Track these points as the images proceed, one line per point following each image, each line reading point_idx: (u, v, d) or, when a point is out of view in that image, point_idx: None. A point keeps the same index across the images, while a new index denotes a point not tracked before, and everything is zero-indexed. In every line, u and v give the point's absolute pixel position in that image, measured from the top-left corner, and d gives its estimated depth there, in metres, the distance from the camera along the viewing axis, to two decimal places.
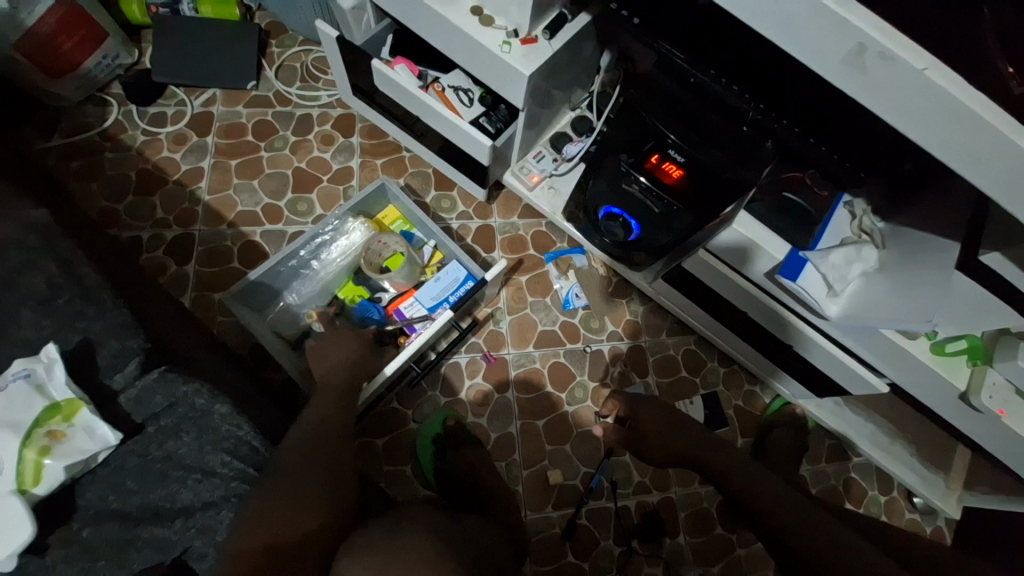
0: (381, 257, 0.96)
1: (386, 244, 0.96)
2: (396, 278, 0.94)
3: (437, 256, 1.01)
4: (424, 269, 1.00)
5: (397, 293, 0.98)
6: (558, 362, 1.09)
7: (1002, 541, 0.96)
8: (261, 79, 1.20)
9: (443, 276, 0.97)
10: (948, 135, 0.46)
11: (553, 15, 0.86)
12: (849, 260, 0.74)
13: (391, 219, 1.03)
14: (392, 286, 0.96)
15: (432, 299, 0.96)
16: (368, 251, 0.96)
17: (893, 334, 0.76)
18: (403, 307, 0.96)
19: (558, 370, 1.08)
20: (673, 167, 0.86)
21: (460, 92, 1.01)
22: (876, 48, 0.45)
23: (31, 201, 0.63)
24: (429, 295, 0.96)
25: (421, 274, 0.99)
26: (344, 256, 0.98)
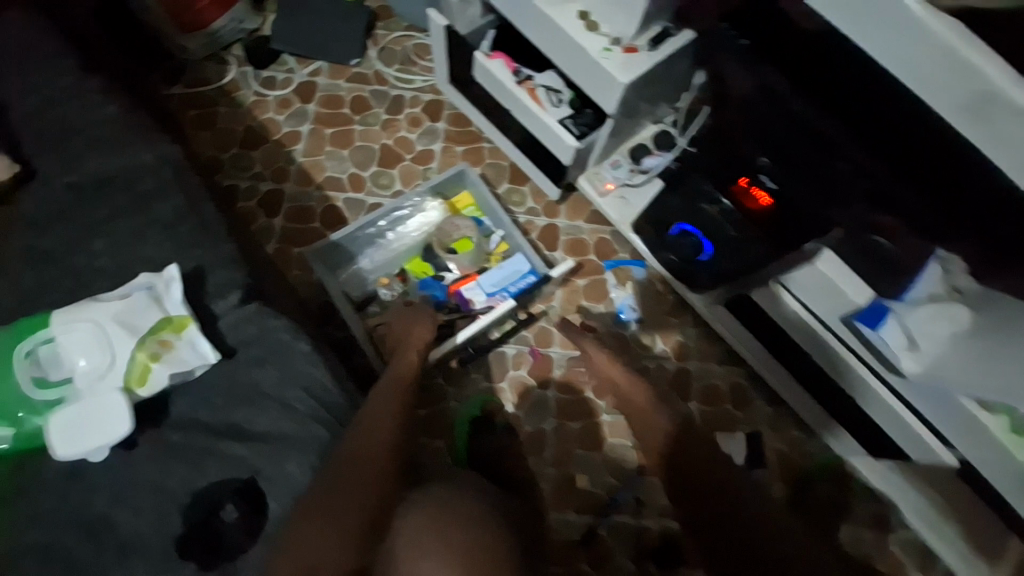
0: (450, 238, 1.03)
1: (457, 227, 1.02)
2: (462, 262, 1.02)
3: (502, 246, 1.04)
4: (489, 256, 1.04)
5: (460, 276, 1.02)
6: None
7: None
8: (364, 57, 1.28)
9: (505, 266, 0.99)
10: None
11: (657, 28, 0.87)
12: (936, 319, 0.70)
13: (464, 204, 1.06)
14: (458, 267, 1.02)
15: (489, 284, 0.98)
16: (442, 230, 1.03)
17: (972, 405, 0.72)
18: (464, 289, 0.99)
19: None
20: (762, 193, 0.82)
21: (550, 92, 1.01)
22: (1008, 100, 0.42)
23: (165, 136, 0.71)
24: (491, 280, 0.99)
25: (486, 261, 1.03)
26: (418, 232, 1.05)
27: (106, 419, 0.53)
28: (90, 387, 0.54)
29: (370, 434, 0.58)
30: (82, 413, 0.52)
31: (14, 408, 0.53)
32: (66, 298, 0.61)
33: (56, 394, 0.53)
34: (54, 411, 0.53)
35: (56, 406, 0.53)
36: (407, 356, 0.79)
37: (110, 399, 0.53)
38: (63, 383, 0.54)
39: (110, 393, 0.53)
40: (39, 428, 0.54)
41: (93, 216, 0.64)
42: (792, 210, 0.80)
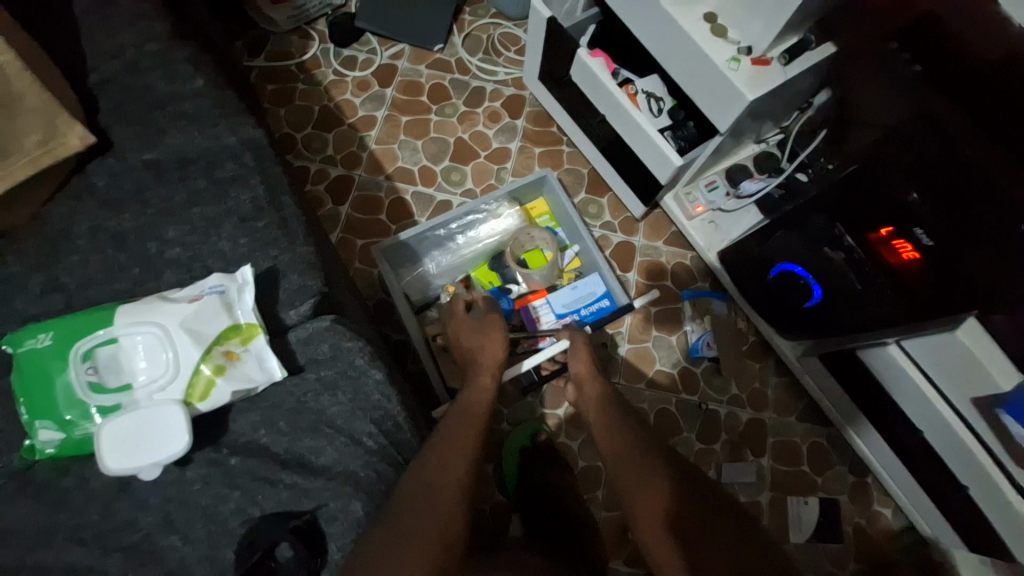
0: (523, 249, 0.96)
1: (535, 238, 0.96)
2: (534, 277, 0.95)
3: (575, 263, 1.00)
4: (561, 273, 0.99)
5: (529, 290, 0.97)
6: (667, 410, 1.01)
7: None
8: (447, 43, 1.21)
9: (582, 287, 0.96)
10: None
11: (793, 41, 0.76)
12: None
13: (539, 212, 1.02)
14: (524, 283, 0.97)
15: (558, 304, 0.95)
16: (517, 240, 0.96)
17: None
18: (533, 306, 0.95)
19: (664, 418, 1.00)
20: (910, 247, 0.69)
21: (652, 99, 0.92)
22: None
23: (250, 119, 0.66)
24: (562, 301, 0.95)
25: (558, 278, 0.98)
26: (491, 237, 0.98)
27: (161, 436, 0.48)
28: (150, 397, 0.49)
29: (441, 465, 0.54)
30: (138, 426, 0.48)
31: (62, 409, 0.49)
32: (138, 288, 0.57)
33: (112, 400, 0.49)
34: (109, 419, 0.48)
35: (111, 412, 0.49)
36: (479, 380, 0.72)
37: (169, 413, 0.48)
38: (120, 390, 0.49)
39: (169, 406, 0.48)
40: (90, 434, 0.49)
41: (173, 201, 0.60)
42: (947, 270, 0.65)
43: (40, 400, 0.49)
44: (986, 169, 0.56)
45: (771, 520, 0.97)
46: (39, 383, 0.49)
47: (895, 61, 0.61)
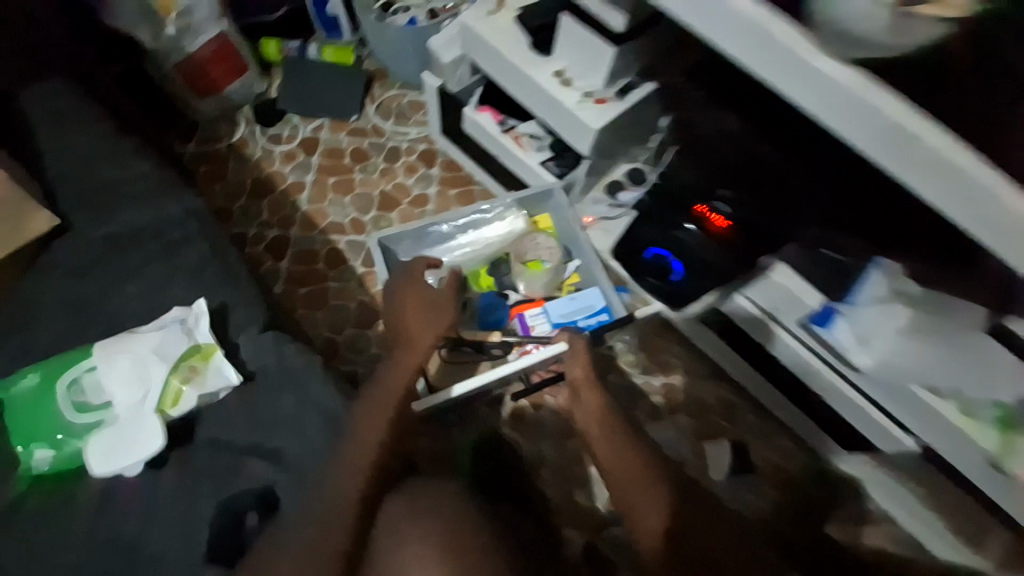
0: (525, 255, 1.19)
1: (539, 249, 1.19)
2: (533, 286, 1.17)
3: (574, 278, 1.21)
4: (561, 286, 1.21)
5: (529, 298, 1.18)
6: None
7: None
8: (362, 113, 1.41)
9: (580, 297, 1.15)
10: (990, 215, 0.45)
11: (624, 81, 1.01)
12: (882, 318, 0.81)
13: (544, 225, 1.23)
14: (525, 292, 1.18)
15: (555, 313, 1.13)
16: (523, 245, 1.19)
17: (925, 394, 0.81)
18: (529, 313, 1.15)
19: None
20: (719, 216, 0.95)
21: (534, 138, 1.15)
22: (910, 128, 0.46)
23: (192, 189, 0.79)
24: (559, 311, 1.13)
25: (557, 288, 1.19)
26: (493, 237, 1.22)
27: (141, 438, 0.60)
28: (129, 410, 0.62)
29: (374, 437, 0.63)
30: (120, 434, 0.60)
31: (53, 431, 0.61)
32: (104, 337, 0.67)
33: (97, 417, 0.62)
34: (95, 432, 0.61)
35: (96, 427, 0.61)
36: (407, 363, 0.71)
37: (146, 421, 0.60)
38: (103, 408, 0.62)
39: (146, 415, 0.61)
40: (79, 449, 0.61)
41: (128, 262, 0.71)
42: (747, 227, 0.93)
43: (34, 428, 0.61)
44: None
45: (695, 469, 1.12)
46: (33, 416, 0.61)
47: None
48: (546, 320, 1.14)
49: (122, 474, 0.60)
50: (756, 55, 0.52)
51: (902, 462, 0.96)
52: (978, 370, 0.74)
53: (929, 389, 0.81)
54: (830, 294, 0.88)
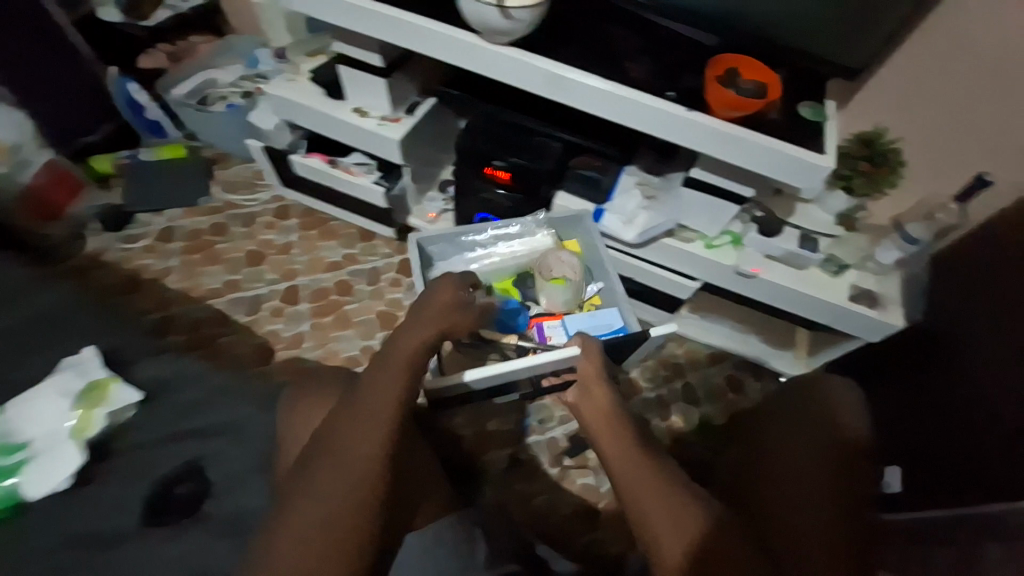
0: (550, 270, 1.12)
1: (563, 265, 1.11)
2: (555, 299, 1.11)
3: (596, 299, 1.15)
4: (582, 304, 1.14)
5: (547, 311, 1.12)
6: None
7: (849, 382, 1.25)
8: (211, 193, 1.55)
9: (598, 315, 1.07)
10: (603, 102, 0.88)
11: (410, 101, 1.28)
12: (634, 204, 1.15)
13: (571, 247, 1.20)
14: (545, 305, 1.12)
15: (578, 327, 1.05)
16: (548, 260, 1.13)
17: (675, 242, 1.15)
18: (546, 322, 1.08)
19: None
20: (500, 171, 1.16)
21: (362, 165, 1.37)
22: (550, 73, 0.89)
23: (55, 282, 0.91)
24: (578, 325, 1.06)
25: (578, 306, 1.13)
26: (522, 250, 1.19)
27: (65, 459, 0.75)
28: (47, 443, 0.76)
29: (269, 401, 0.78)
30: (45, 461, 0.74)
31: None
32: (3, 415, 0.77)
33: (17, 460, 0.75)
34: (20, 469, 0.74)
35: (18, 467, 0.74)
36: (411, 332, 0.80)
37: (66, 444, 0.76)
38: (21, 450, 0.75)
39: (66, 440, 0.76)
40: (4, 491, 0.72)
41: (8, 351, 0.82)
42: (526, 176, 1.15)
43: None
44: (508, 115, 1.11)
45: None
46: None
47: (453, 96, 1.16)
48: (565, 332, 1.06)
49: (54, 493, 0.74)
50: (478, 60, 0.93)
51: (699, 300, 1.34)
52: (699, 213, 1.11)
53: (669, 235, 1.16)
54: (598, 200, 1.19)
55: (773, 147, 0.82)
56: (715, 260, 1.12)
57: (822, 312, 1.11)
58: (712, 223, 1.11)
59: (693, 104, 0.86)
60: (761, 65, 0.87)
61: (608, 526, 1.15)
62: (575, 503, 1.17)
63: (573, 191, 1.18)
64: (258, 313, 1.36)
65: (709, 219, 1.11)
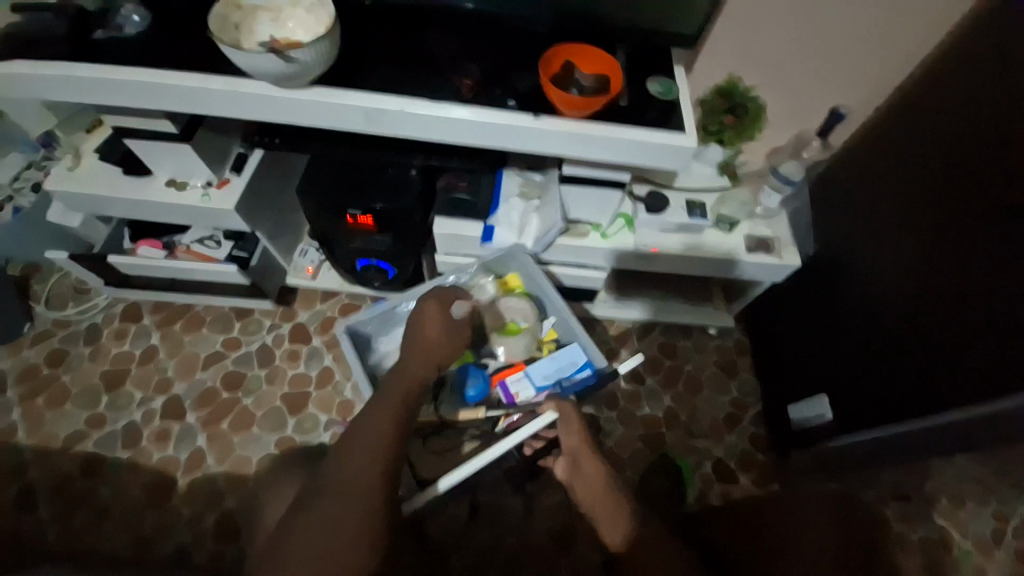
0: (499, 319, 1.05)
1: (513, 310, 1.05)
2: (513, 350, 1.04)
3: (552, 333, 1.09)
4: (541, 344, 1.08)
5: (507, 363, 1.04)
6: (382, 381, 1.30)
7: (776, 317, 1.26)
8: (37, 316, 1.33)
9: (561, 356, 1.01)
10: (440, 127, 0.76)
11: (233, 158, 1.10)
12: (523, 211, 1.04)
13: (515, 284, 1.11)
14: (505, 357, 1.05)
15: (542, 376, 0.99)
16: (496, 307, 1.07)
17: (572, 240, 1.07)
18: (508, 377, 1.01)
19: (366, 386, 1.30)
20: (365, 216, 1.01)
21: (205, 241, 1.20)
22: (368, 109, 0.75)
23: None
24: (541, 374, 1.00)
25: (538, 349, 1.06)
26: None
27: None
28: None
29: None
30: None
31: None
32: None
33: None
34: None
35: None
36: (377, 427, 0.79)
37: None
38: None
39: None
40: None
41: None
42: (390, 214, 1.02)
43: None
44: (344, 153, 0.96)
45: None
46: None
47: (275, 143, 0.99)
48: (530, 385, 0.99)
49: None
50: (282, 113, 0.78)
51: (616, 279, 1.28)
52: (587, 204, 1.04)
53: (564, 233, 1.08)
54: (484, 215, 1.05)
55: (631, 139, 0.76)
56: (615, 248, 1.07)
57: (722, 268, 1.10)
58: (602, 212, 1.05)
59: (531, 107, 0.76)
60: (598, 50, 0.79)
61: (580, 541, 1.12)
62: (544, 532, 1.12)
63: (450, 215, 1.05)
64: (138, 443, 1.22)
65: (598, 209, 1.05)
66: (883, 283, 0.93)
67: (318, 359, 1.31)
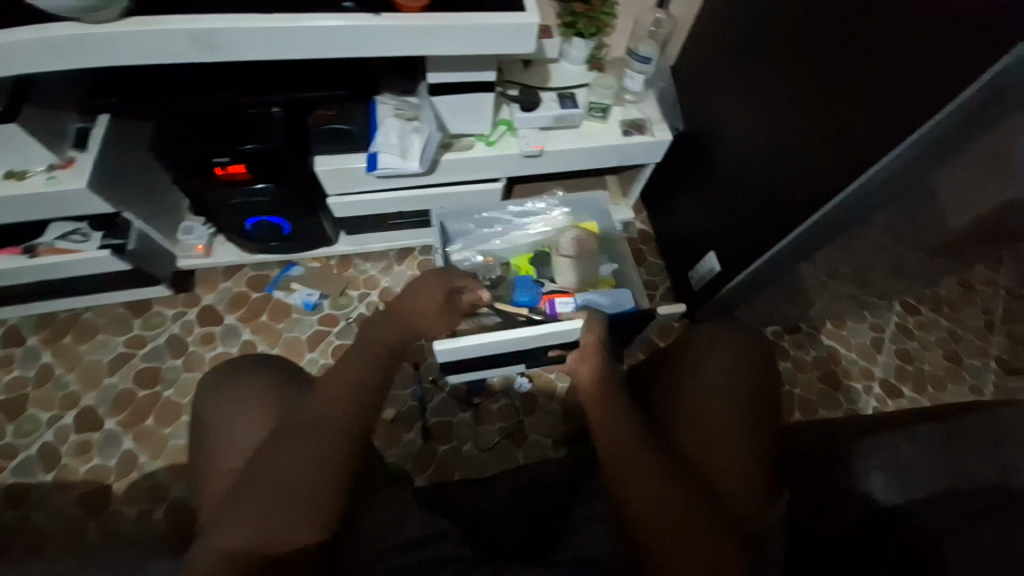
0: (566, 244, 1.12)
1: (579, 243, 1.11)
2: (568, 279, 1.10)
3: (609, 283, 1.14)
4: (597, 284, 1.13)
5: (558, 288, 1.09)
6: (305, 339, 1.26)
7: (666, 197, 1.37)
8: None
9: (609, 295, 1.05)
10: (281, 40, 0.73)
11: (73, 134, 1.00)
12: (405, 134, 1.01)
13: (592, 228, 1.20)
14: (561, 283, 1.11)
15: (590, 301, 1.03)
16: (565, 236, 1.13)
17: (459, 154, 1.08)
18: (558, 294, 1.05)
19: (292, 345, 1.25)
20: (235, 166, 0.96)
21: (70, 236, 1.09)
22: (194, 31, 0.70)
23: None
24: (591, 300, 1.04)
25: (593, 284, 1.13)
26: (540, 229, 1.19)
27: None
28: None
29: None
30: None
31: None
32: None
33: None
34: None
35: None
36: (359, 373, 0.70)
37: None
38: None
39: None
40: None
41: None
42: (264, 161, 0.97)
43: None
44: (192, 102, 0.90)
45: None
46: None
47: (114, 105, 0.91)
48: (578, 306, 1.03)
49: None
50: (92, 54, 0.70)
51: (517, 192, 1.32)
52: (462, 115, 1.04)
53: (448, 150, 1.08)
54: (364, 145, 1.03)
55: (476, 24, 0.77)
56: (501, 154, 1.09)
57: (606, 154, 1.16)
58: (479, 121, 1.06)
59: (369, 6, 0.75)
60: None
61: (532, 434, 1.19)
62: (498, 435, 1.18)
63: (329, 151, 1.02)
64: (58, 462, 1.14)
65: (475, 118, 1.06)
66: (738, 127, 1.04)
67: (236, 336, 1.26)
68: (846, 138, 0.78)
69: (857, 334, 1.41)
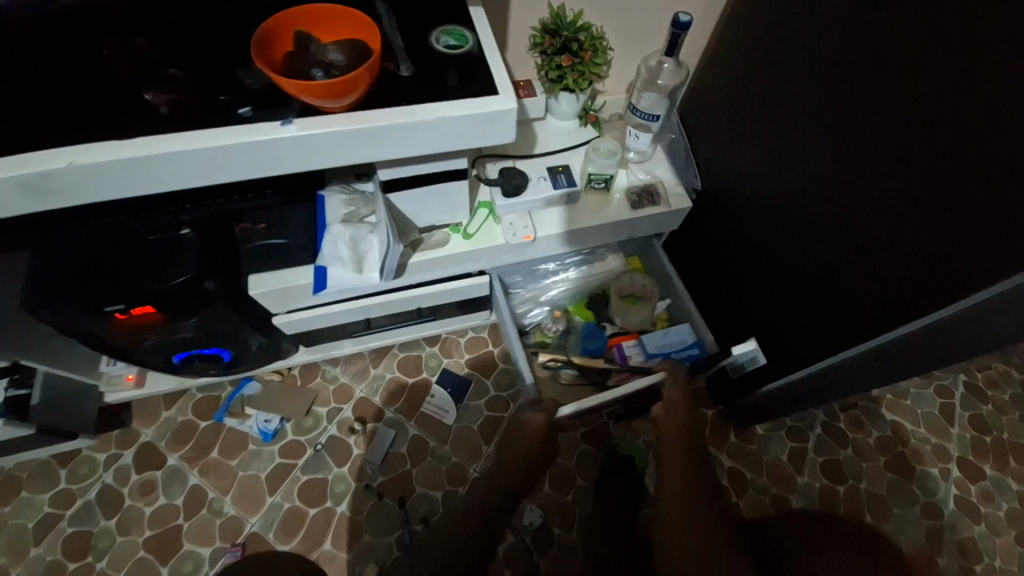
0: (626, 289, 1.06)
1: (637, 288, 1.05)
2: (630, 320, 1.05)
3: (665, 318, 1.09)
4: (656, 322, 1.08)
5: (619, 332, 1.06)
6: (265, 479, 1.04)
7: (685, 262, 1.15)
8: None
9: (672, 334, 1.01)
10: (156, 173, 0.52)
11: None
12: (359, 241, 0.79)
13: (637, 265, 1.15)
14: (622, 325, 1.06)
15: (657, 349, 0.99)
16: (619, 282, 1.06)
17: (431, 254, 0.86)
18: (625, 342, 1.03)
19: (250, 487, 1.03)
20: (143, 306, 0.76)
21: None
22: (20, 177, 0.48)
23: None
24: (655, 343, 1.00)
25: (653, 324, 1.07)
26: (592, 275, 1.11)
27: None
28: None
29: None
30: None
31: None
32: None
33: None
34: None
35: None
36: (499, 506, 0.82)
37: None
38: None
39: None
40: None
41: None
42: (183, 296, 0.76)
43: None
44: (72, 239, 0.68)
45: (397, 453, 1.08)
46: None
47: None
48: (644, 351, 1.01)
49: None
50: None
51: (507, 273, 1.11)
52: (430, 208, 0.83)
53: (417, 250, 0.86)
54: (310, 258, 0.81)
55: (426, 118, 0.56)
56: (483, 248, 0.88)
57: (613, 231, 0.95)
58: (452, 212, 0.85)
59: (277, 115, 0.54)
60: (350, 12, 0.57)
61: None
62: None
63: (266, 269, 0.81)
64: None
65: (448, 210, 0.84)
66: (773, 197, 0.82)
67: (181, 481, 1.03)
68: (952, 234, 0.55)
69: (921, 403, 1.20)
